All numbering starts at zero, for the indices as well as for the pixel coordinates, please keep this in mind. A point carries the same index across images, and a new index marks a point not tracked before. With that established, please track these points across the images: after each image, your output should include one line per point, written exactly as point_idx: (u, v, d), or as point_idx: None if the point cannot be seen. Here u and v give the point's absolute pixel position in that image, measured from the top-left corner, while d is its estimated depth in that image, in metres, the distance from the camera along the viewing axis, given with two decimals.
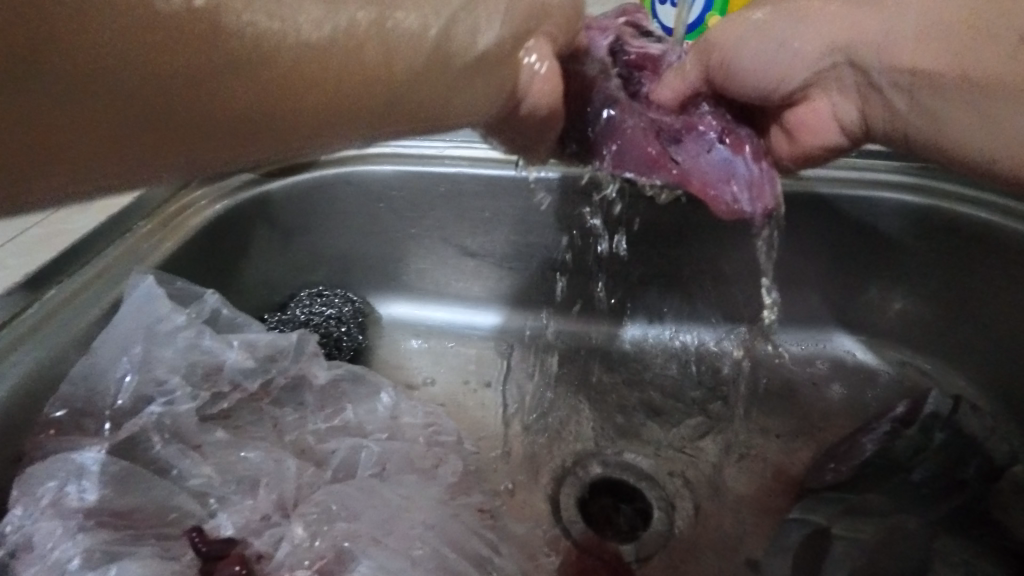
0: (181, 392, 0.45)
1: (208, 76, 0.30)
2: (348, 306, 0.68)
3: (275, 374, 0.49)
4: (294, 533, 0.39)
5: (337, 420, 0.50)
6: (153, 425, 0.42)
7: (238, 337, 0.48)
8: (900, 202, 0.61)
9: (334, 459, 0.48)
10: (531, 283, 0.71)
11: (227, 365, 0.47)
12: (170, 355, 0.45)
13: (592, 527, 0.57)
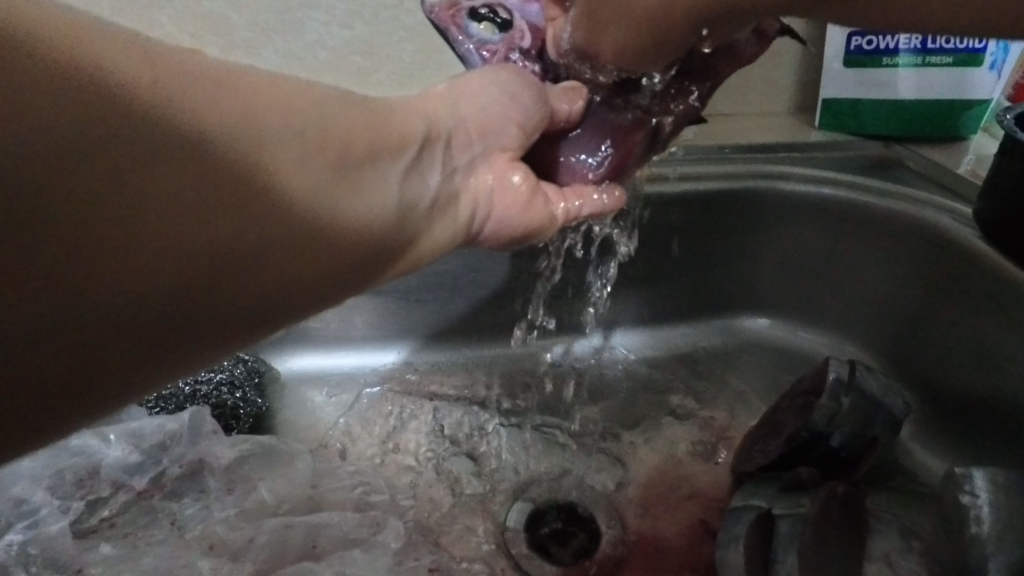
0: (49, 509, 0.41)
1: (260, 240, 0.30)
2: (241, 367, 0.62)
3: (167, 464, 0.45)
4: None
5: (250, 502, 0.44)
6: (15, 556, 0.39)
7: (116, 432, 0.45)
8: (776, 189, 0.67)
9: (255, 545, 0.42)
10: (438, 315, 0.68)
11: (104, 467, 0.44)
12: (33, 468, 0.43)
13: (542, 558, 0.55)
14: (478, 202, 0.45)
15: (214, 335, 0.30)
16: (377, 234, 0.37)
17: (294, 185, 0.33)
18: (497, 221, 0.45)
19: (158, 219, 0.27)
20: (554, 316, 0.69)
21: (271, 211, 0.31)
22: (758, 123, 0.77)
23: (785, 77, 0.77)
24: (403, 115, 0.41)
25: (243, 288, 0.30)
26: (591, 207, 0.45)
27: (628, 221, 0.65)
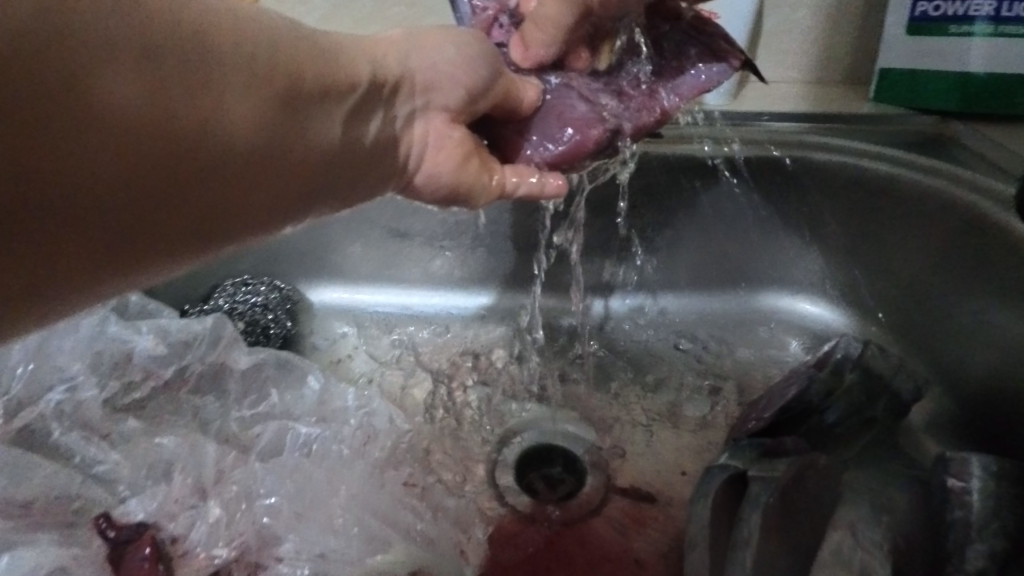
0: (86, 379, 0.46)
1: (168, 184, 0.29)
2: (275, 292, 0.67)
3: (190, 360, 0.49)
4: (211, 514, 0.43)
5: (263, 406, 0.50)
6: (50, 413, 0.45)
7: (148, 325, 0.49)
8: (811, 160, 0.64)
9: (260, 443, 0.47)
10: (460, 262, 0.72)
11: (135, 353, 0.49)
12: (72, 346, 0.47)
13: (527, 493, 0.58)
14: (415, 149, 0.42)
15: (95, 274, 0.30)
16: (313, 177, 0.36)
17: (235, 126, 0.31)
18: (427, 174, 0.43)
19: (64, 160, 0.26)
20: (572, 274, 0.71)
21: (201, 155, 0.30)
22: (807, 92, 0.74)
23: (841, 44, 0.73)
24: (349, 57, 0.37)
25: (153, 223, 0.30)
26: (526, 188, 0.46)
27: (651, 182, 0.66)
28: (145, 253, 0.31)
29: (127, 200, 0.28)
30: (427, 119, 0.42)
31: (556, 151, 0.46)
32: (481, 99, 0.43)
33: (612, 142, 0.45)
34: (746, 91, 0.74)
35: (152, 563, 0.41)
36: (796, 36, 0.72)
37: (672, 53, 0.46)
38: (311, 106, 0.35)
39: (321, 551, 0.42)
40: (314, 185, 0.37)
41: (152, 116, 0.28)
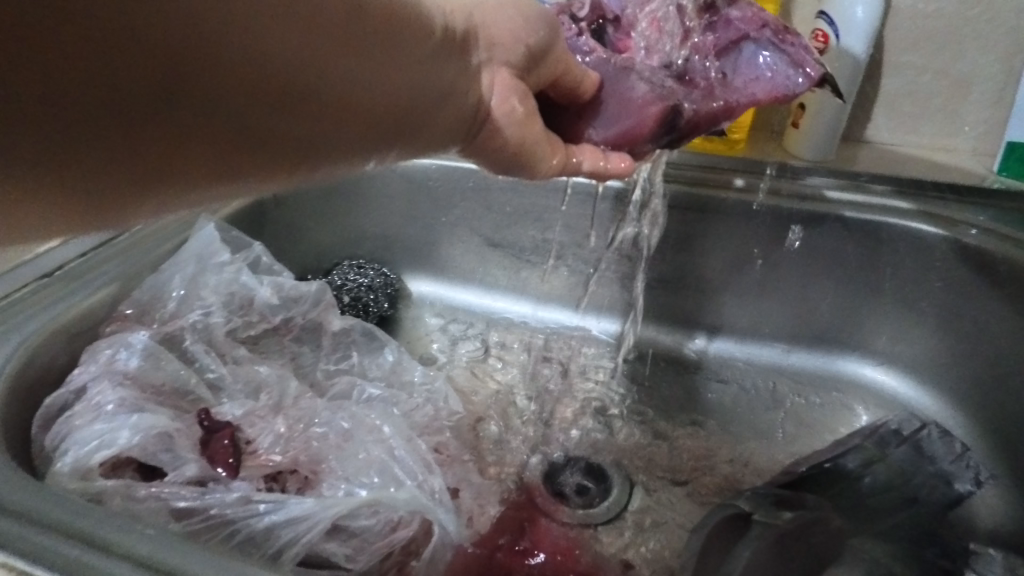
0: (217, 310, 0.56)
1: (274, 92, 0.32)
2: (380, 278, 0.79)
3: (295, 314, 0.60)
4: (277, 429, 0.48)
5: (344, 363, 0.61)
6: (189, 328, 0.53)
7: (270, 279, 0.59)
8: (902, 226, 0.63)
9: (333, 391, 0.57)
10: (540, 277, 0.79)
11: (258, 299, 0.58)
12: (212, 283, 0.56)
13: (552, 495, 0.62)
14: (494, 93, 0.45)
15: (186, 174, 0.31)
16: (404, 112, 0.39)
17: (345, 51, 0.34)
18: (495, 129, 0.47)
19: (197, 45, 0.28)
20: (643, 305, 0.75)
21: (311, 66, 0.33)
22: (927, 159, 0.71)
23: (970, 114, 0.70)
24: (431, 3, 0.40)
25: (257, 129, 0.32)
26: (591, 166, 0.50)
27: (729, 228, 0.69)
28: (242, 162, 0.33)
29: (239, 97, 0.30)
30: (490, 73, 0.45)
31: (619, 133, 0.50)
32: (543, 65, 0.47)
33: (673, 119, 0.47)
34: (853, 150, 0.73)
35: (230, 452, 0.45)
36: (922, 99, 0.70)
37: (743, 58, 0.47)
38: (403, 41, 0.38)
39: (348, 480, 0.46)
40: (405, 119, 0.40)
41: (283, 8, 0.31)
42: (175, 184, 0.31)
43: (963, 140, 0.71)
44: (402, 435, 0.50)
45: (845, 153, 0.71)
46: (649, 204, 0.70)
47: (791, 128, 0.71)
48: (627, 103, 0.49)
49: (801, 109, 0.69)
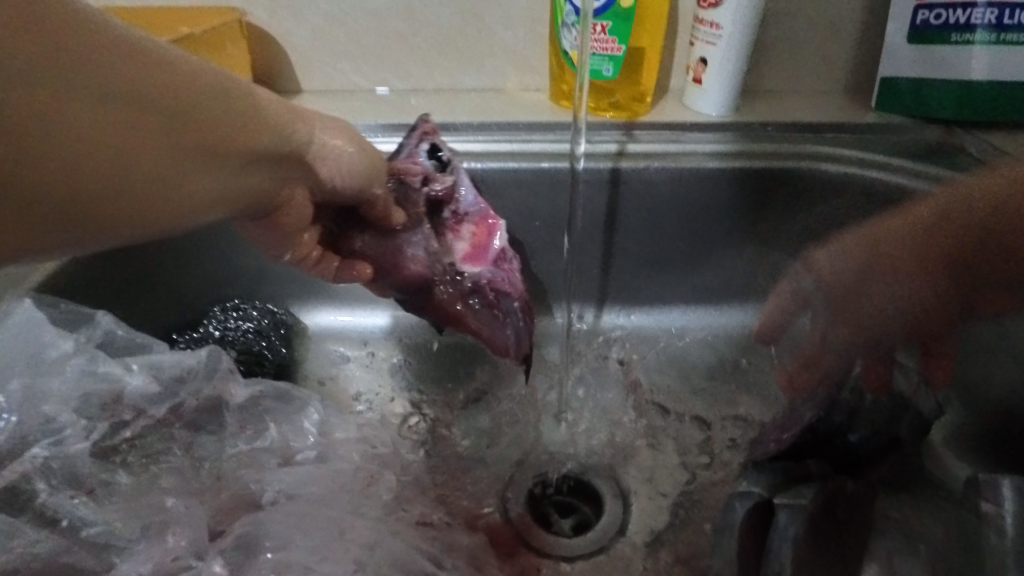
0: (73, 429, 0.42)
1: (107, 203, 0.36)
2: (267, 319, 0.65)
3: (185, 397, 0.47)
4: (212, 571, 0.38)
5: (261, 441, 0.47)
6: (39, 470, 0.39)
7: (139, 361, 0.47)
8: (815, 172, 0.64)
9: (265, 497, 0.44)
10: (456, 280, 0.69)
11: (127, 392, 0.45)
12: (60, 387, 0.43)
13: (541, 527, 0.55)
14: (297, 207, 0.52)
15: (52, 242, 0.35)
16: (223, 206, 0.44)
17: (197, 188, 0.41)
18: (297, 210, 0.53)
19: (39, 154, 0.32)
20: (576, 292, 0.70)
21: (145, 165, 0.37)
22: (811, 103, 0.73)
23: (841, 55, 0.72)
24: (272, 112, 0.46)
25: (95, 217, 0.36)
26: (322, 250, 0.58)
27: (653, 197, 0.65)
28: (101, 235, 0.37)
29: (63, 208, 0.34)
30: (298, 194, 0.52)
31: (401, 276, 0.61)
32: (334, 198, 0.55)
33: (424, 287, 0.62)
34: (747, 100, 0.72)
35: None
36: (801, 45, 0.72)
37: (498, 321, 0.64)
38: (229, 168, 0.43)
39: None
40: (213, 189, 0.42)
41: (107, 133, 0.34)
42: (46, 231, 0.34)
43: (838, 81, 0.74)
44: (385, 533, 0.42)
45: (743, 105, 0.71)
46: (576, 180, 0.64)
47: (691, 83, 0.69)
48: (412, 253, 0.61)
49: (703, 65, 0.67)
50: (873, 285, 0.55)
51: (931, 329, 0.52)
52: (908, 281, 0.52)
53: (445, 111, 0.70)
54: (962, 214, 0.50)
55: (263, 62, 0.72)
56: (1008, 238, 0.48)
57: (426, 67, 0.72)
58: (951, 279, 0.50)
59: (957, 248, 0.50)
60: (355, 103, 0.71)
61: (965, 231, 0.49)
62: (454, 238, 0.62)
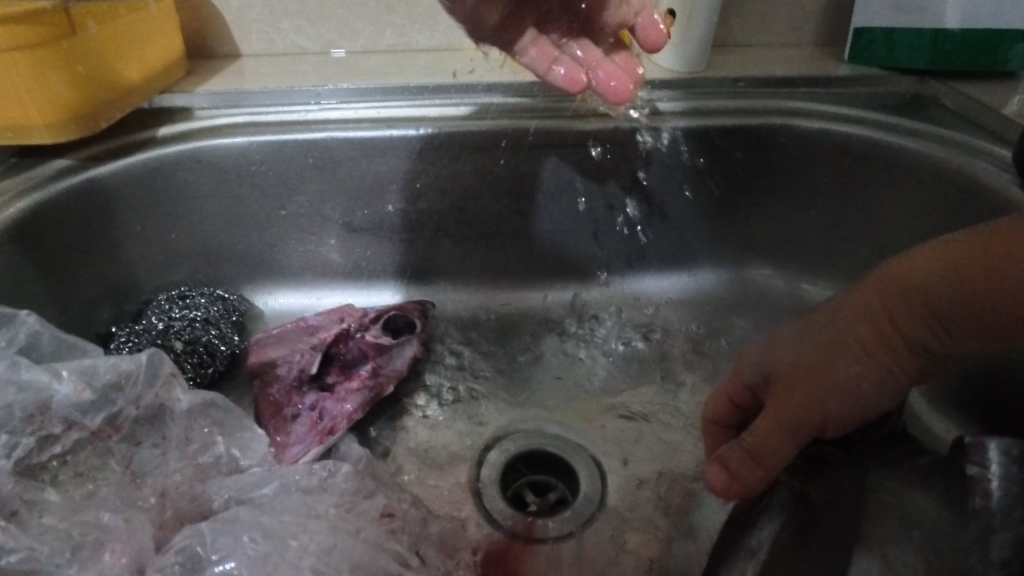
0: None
1: None
2: (217, 306, 0.60)
3: (124, 405, 0.43)
4: None
5: (210, 454, 0.45)
6: None
7: (69, 367, 0.42)
8: (788, 127, 0.61)
9: (216, 504, 0.42)
10: (418, 255, 0.66)
11: (57, 401, 0.41)
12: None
13: (514, 507, 0.53)
14: None
15: None
16: None
17: None
18: None
19: None
20: (545, 263, 0.67)
21: None
22: (782, 55, 0.70)
23: (812, 4, 0.69)
24: None
25: None
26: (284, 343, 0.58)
27: (621, 160, 0.62)
28: None
29: None
30: None
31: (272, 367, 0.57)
32: None
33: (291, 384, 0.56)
34: (716, 54, 0.69)
35: None
36: None
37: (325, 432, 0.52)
38: None
39: None
40: None
41: None
42: None
43: (808, 32, 0.71)
44: (344, 533, 0.39)
45: (712, 60, 0.68)
46: (541, 144, 0.61)
47: (658, 37, 0.65)
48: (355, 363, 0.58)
49: (672, 17, 0.63)
50: (784, 381, 0.41)
51: (794, 442, 0.40)
52: (795, 392, 0.40)
53: (398, 73, 0.65)
54: (916, 281, 0.38)
55: (195, 24, 0.65)
56: (1008, 298, 0.35)
57: (375, 26, 0.67)
58: (903, 363, 0.39)
59: (902, 326, 0.38)
60: (300, 66, 0.66)
61: (963, 289, 0.36)
62: (354, 384, 0.56)
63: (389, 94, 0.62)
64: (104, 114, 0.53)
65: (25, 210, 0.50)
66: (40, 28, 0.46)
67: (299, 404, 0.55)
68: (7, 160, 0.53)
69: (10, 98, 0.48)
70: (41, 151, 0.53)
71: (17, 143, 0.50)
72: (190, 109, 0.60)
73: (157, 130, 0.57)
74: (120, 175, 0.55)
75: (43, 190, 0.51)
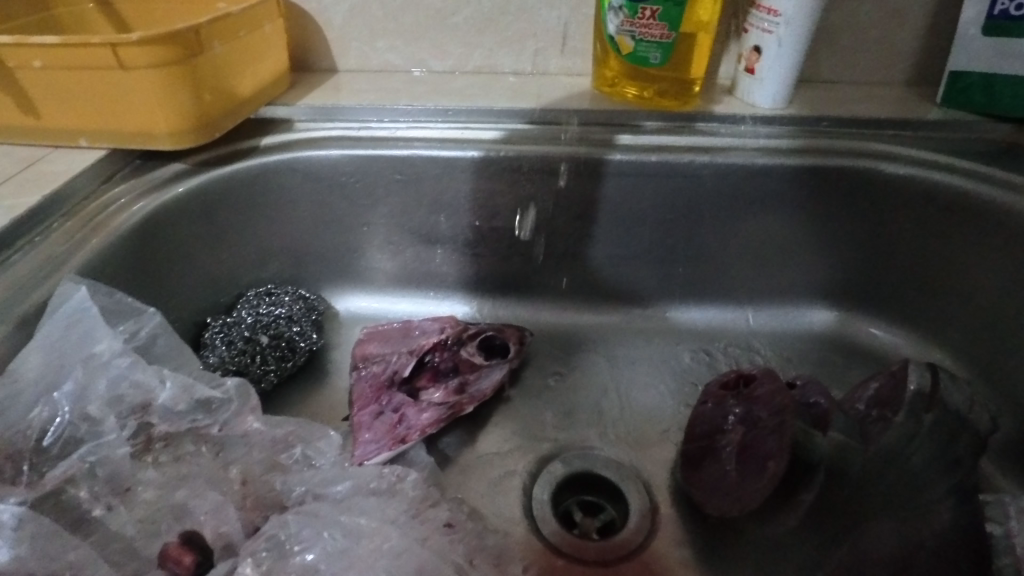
0: (116, 436, 0.43)
1: None
2: (300, 305, 0.64)
3: (218, 410, 0.48)
4: (242, 572, 0.39)
5: (286, 455, 0.48)
6: (83, 474, 0.41)
7: (176, 376, 0.47)
8: (872, 170, 0.60)
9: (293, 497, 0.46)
10: (487, 269, 0.68)
11: (158, 402, 0.46)
12: (102, 389, 0.44)
13: (562, 526, 0.54)
14: None
15: None
16: None
17: None
18: None
19: None
20: (610, 286, 0.68)
21: None
22: (869, 95, 0.68)
23: (905, 44, 0.68)
24: None
25: None
26: (374, 347, 0.62)
27: (695, 192, 0.62)
28: None
29: None
30: None
31: (361, 372, 0.60)
32: None
33: (383, 384, 0.59)
34: (800, 90, 0.69)
35: None
36: (861, 33, 0.67)
37: (399, 434, 0.55)
38: None
39: None
40: None
41: None
42: None
43: (898, 72, 0.69)
44: (411, 538, 0.42)
45: (796, 97, 0.67)
46: (619, 173, 0.62)
47: (742, 73, 0.65)
48: (443, 377, 0.61)
49: (758, 53, 0.63)
50: None
51: None
52: None
53: (482, 95, 0.68)
54: None
55: (299, 43, 0.70)
56: None
57: (464, 48, 0.70)
58: None
59: None
60: (391, 83, 0.70)
61: None
62: (443, 397, 0.59)
63: (474, 115, 0.64)
64: (216, 125, 0.57)
65: (147, 208, 0.55)
66: (174, 47, 0.51)
67: (384, 402, 0.58)
68: (133, 161, 0.58)
69: (140, 109, 0.53)
70: (160, 154, 0.59)
71: (141, 146, 0.56)
72: (291, 121, 0.64)
73: (261, 140, 0.62)
74: (227, 179, 0.60)
75: (164, 190, 0.56)
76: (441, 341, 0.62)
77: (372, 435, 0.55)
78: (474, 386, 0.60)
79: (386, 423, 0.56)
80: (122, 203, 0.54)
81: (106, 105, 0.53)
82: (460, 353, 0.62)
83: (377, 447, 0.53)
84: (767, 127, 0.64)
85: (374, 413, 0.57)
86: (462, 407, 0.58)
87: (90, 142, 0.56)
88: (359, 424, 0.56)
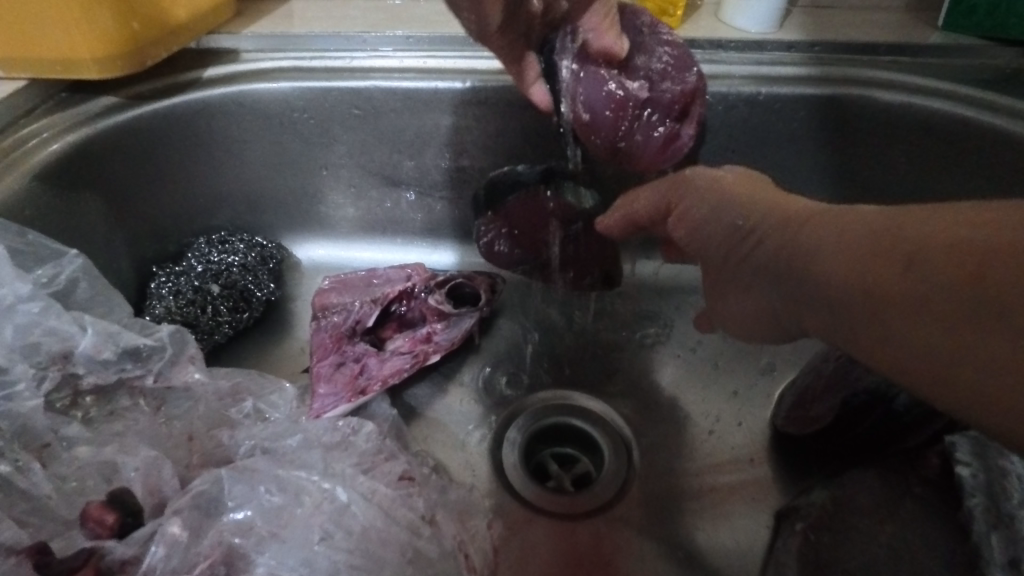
0: (27, 385, 0.41)
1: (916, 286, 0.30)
2: (254, 253, 0.60)
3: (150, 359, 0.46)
4: (174, 533, 0.37)
5: (234, 410, 0.46)
6: None
7: (97, 323, 0.44)
8: (867, 98, 0.56)
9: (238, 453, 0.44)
10: (455, 214, 0.64)
11: (79, 351, 0.43)
12: (9, 335, 0.41)
13: (536, 481, 0.51)
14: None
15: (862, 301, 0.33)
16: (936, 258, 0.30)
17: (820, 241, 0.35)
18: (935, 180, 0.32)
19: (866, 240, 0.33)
20: None
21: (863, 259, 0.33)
22: (867, 20, 0.63)
23: None
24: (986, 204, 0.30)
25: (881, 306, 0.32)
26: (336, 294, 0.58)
27: None
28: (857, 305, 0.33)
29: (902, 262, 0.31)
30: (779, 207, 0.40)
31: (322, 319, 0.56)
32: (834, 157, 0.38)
33: (344, 333, 0.56)
34: (792, 14, 0.63)
35: None
36: None
37: (361, 385, 0.52)
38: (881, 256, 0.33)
39: None
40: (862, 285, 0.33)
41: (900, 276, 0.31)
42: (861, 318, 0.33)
43: None
44: (359, 495, 0.40)
45: (787, 21, 0.62)
46: None
47: None
48: (409, 325, 0.58)
49: None
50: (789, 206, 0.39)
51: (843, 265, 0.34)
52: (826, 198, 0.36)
53: (448, 22, 0.62)
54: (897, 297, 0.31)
55: None
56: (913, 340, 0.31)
57: None
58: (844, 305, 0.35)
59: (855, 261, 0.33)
60: (348, 11, 0.63)
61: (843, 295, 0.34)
62: (408, 346, 0.56)
63: (437, 44, 0.59)
64: (147, 54, 0.52)
65: (70, 146, 0.51)
66: None
67: (345, 352, 0.54)
68: (58, 94, 0.53)
69: (57, 34, 0.48)
70: (88, 87, 0.53)
71: (63, 76, 0.51)
72: (238, 51, 0.59)
73: (204, 71, 0.57)
74: (165, 115, 0.55)
75: (88, 128, 0.51)
76: (408, 289, 0.58)
77: (331, 386, 0.52)
78: (440, 332, 0.57)
79: (347, 373, 0.53)
80: (42, 140, 0.50)
81: (15, 26, 0.48)
82: (427, 299, 0.58)
83: (337, 399, 0.50)
84: (756, 51, 0.59)
85: (334, 363, 0.53)
86: (428, 357, 0.55)
87: (6, 72, 0.51)
88: (318, 375, 0.52)
